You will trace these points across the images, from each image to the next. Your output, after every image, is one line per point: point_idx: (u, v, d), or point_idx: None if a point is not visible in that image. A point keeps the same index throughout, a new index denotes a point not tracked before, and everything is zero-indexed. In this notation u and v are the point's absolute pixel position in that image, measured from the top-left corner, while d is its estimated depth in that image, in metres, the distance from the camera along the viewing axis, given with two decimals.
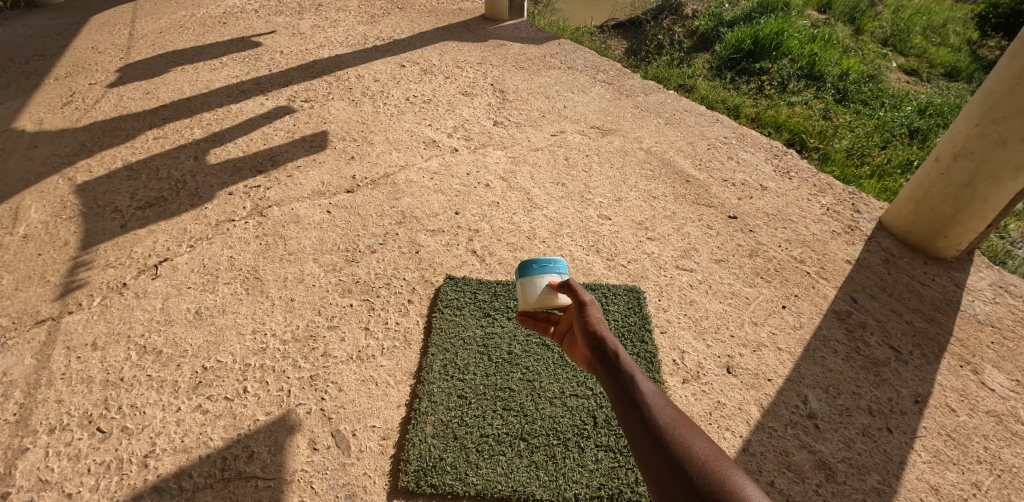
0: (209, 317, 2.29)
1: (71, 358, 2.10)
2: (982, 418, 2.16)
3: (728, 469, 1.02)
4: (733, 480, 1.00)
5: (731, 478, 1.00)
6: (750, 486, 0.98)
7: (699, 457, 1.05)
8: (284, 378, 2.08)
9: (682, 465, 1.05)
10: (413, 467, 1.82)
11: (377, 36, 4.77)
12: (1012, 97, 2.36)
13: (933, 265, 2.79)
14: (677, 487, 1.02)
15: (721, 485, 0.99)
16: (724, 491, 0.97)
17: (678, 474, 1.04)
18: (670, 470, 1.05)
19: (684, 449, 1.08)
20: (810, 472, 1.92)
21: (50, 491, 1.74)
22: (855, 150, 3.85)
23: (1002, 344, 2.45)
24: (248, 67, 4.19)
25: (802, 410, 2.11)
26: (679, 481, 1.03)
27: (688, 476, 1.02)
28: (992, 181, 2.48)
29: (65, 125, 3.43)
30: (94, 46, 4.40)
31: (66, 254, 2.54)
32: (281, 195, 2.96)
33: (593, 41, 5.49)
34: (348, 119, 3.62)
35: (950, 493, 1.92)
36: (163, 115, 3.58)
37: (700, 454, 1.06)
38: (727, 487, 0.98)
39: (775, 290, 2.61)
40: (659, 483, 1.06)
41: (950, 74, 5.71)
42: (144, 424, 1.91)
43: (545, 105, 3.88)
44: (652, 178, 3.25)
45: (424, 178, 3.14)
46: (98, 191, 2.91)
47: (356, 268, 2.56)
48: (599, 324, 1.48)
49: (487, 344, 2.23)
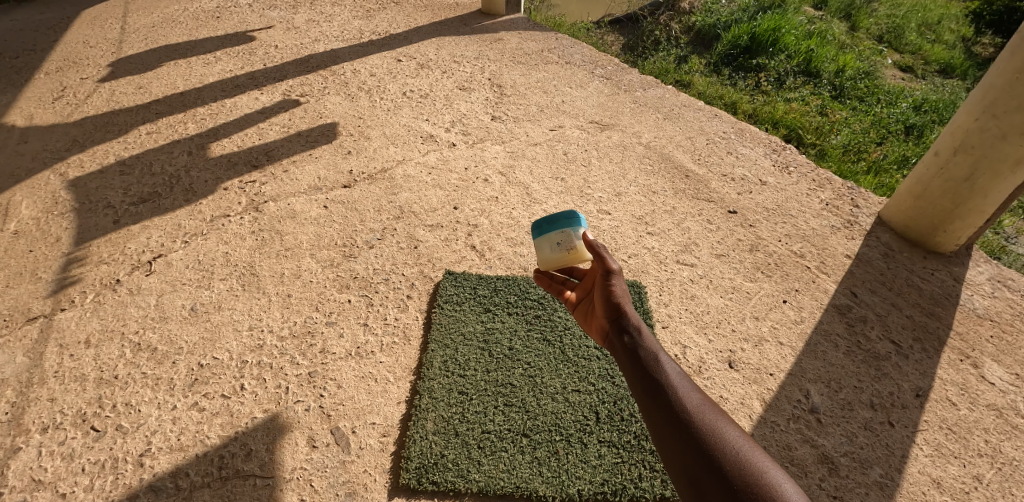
0: (204, 313, 2.26)
1: (64, 356, 2.07)
2: (982, 412, 2.16)
3: (763, 462, 1.02)
4: (768, 472, 1.00)
5: (765, 470, 1.00)
6: (785, 478, 0.99)
7: (733, 448, 1.05)
8: (282, 375, 2.05)
9: (714, 453, 1.04)
10: (415, 464, 1.80)
11: (373, 30, 4.73)
12: (1013, 91, 2.35)
13: (932, 259, 2.79)
14: (709, 475, 1.02)
15: (757, 477, 0.98)
16: (760, 483, 0.97)
17: (711, 462, 1.03)
18: (702, 458, 1.04)
19: (715, 437, 1.07)
20: (813, 466, 1.91)
21: (44, 491, 1.70)
22: (852, 146, 3.85)
23: (1001, 338, 2.46)
24: (243, 62, 4.14)
25: (805, 405, 2.10)
26: (711, 469, 1.02)
27: (721, 465, 1.02)
28: (992, 174, 2.48)
29: (56, 120, 3.38)
30: (85, 40, 4.33)
31: (58, 251, 2.50)
32: (277, 190, 2.92)
33: (589, 36, 5.47)
34: (344, 114, 3.59)
35: (952, 487, 1.92)
36: (156, 110, 3.53)
37: (733, 445, 1.05)
38: (765, 479, 0.98)
39: (776, 285, 2.60)
40: (688, 470, 1.05)
41: (945, 71, 5.73)
42: (140, 423, 1.88)
43: (543, 100, 3.85)
44: (651, 173, 3.24)
45: (422, 173, 3.11)
46: (90, 187, 2.86)
47: (353, 263, 2.53)
48: (623, 297, 1.40)
49: (488, 340, 2.21)
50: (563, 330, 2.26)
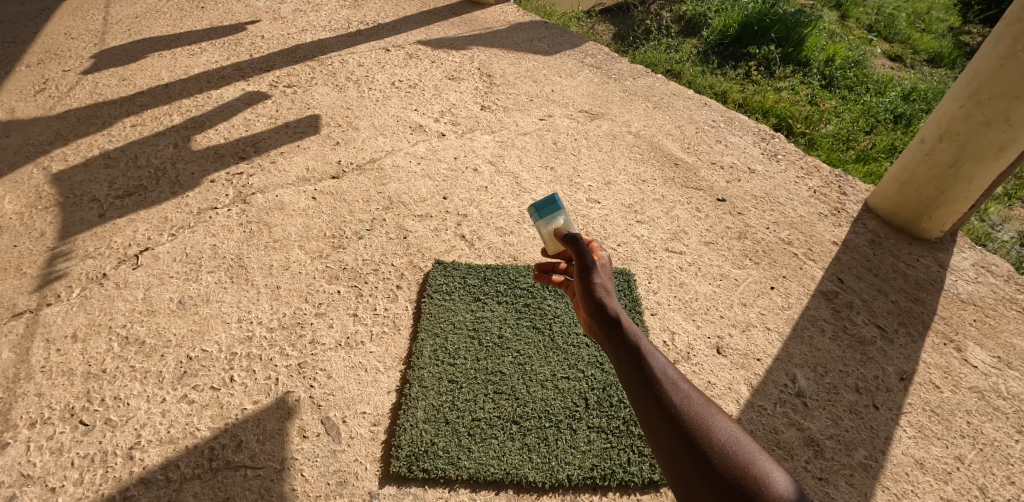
0: (192, 306, 2.25)
1: (50, 351, 2.05)
2: (965, 394, 2.20)
3: (753, 454, 1.02)
4: (758, 464, 1.01)
5: (755, 462, 1.01)
6: (774, 469, 1.00)
7: (724, 441, 1.04)
8: (272, 367, 2.05)
9: (705, 446, 1.04)
10: (405, 452, 1.81)
11: (361, 19, 4.68)
12: (997, 78, 2.37)
13: (917, 245, 2.82)
14: (700, 472, 1.01)
15: (749, 472, 0.98)
16: (751, 477, 0.98)
17: (701, 457, 1.02)
18: (692, 452, 1.03)
19: (705, 431, 1.06)
20: (799, 449, 1.94)
21: (32, 486, 1.69)
22: (841, 135, 3.88)
23: (984, 322, 2.50)
24: (228, 52, 4.08)
25: (791, 389, 2.13)
26: (702, 464, 1.01)
27: (712, 458, 1.01)
28: (976, 160, 2.51)
29: (37, 113, 3.32)
30: (67, 32, 4.26)
31: (43, 245, 2.46)
32: (265, 182, 2.90)
33: (580, 25, 5.42)
34: (333, 104, 3.56)
35: (934, 467, 1.95)
36: (141, 102, 3.48)
37: (725, 437, 1.05)
38: (756, 473, 0.98)
39: (763, 272, 2.63)
40: (678, 465, 1.04)
41: (934, 60, 5.75)
42: (129, 416, 1.87)
43: (533, 89, 3.84)
44: (641, 161, 3.24)
45: (411, 163, 3.10)
46: (75, 181, 2.82)
47: (343, 254, 2.52)
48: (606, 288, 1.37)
49: (478, 328, 2.22)
50: (552, 318, 2.27)
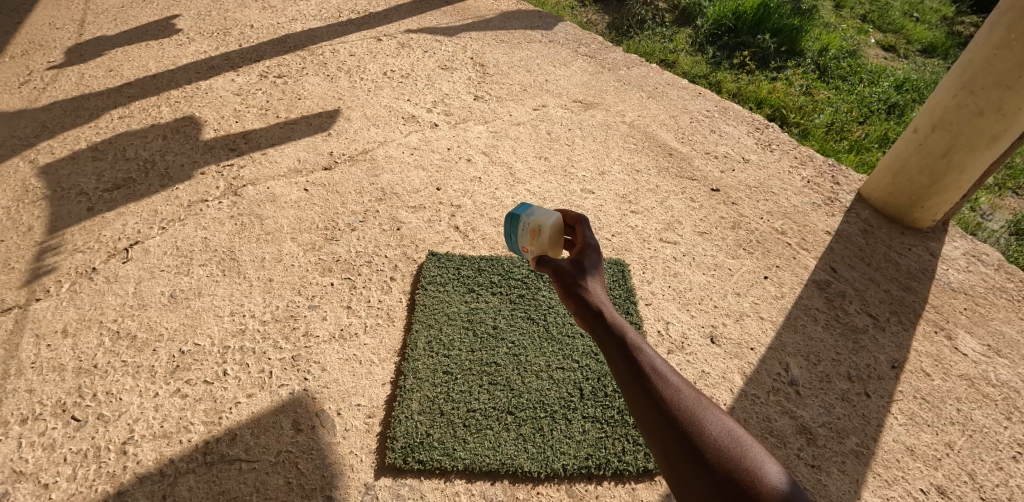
0: (183, 299, 2.23)
1: (40, 346, 2.02)
2: (955, 382, 2.22)
3: (748, 447, 1.02)
4: (751, 457, 1.00)
5: (749, 455, 1.00)
6: (768, 462, 0.99)
7: (716, 434, 1.03)
8: (265, 360, 2.03)
9: (697, 439, 1.03)
10: (400, 444, 1.81)
11: (352, 8, 4.61)
12: (990, 67, 2.38)
13: (910, 235, 2.84)
14: (694, 467, 1.00)
15: (742, 464, 0.98)
16: (745, 470, 0.97)
17: (693, 449, 1.01)
18: (685, 447, 1.02)
19: (697, 424, 1.05)
20: (791, 437, 1.95)
21: (26, 482, 1.68)
22: (834, 125, 3.89)
23: (974, 310, 2.52)
24: (217, 42, 4.02)
25: (784, 377, 2.14)
26: (694, 457, 1.01)
27: (704, 449, 1.01)
28: (968, 150, 2.51)
29: (21, 106, 3.25)
30: (51, 22, 4.17)
31: (31, 240, 2.42)
32: (257, 174, 2.87)
33: (574, 13, 5.31)
34: (324, 95, 3.51)
35: (924, 454, 1.97)
36: (128, 94, 3.42)
37: (717, 431, 1.04)
38: (749, 466, 0.98)
39: (757, 261, 2.63)
40: (672, 460, 1.03)
41: (928, 51, 5.73)
42: (122, 411, 1.86)
43: (526, 79, 3.81)
44: (635, 151, 3.24)
45: (405, 153, 3.08)
46: (63, 174, 2.78)
47: (335, 246, 2.50)
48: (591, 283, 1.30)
49: (472, 319, 2.21)
50: (546, 309, 2.27)
